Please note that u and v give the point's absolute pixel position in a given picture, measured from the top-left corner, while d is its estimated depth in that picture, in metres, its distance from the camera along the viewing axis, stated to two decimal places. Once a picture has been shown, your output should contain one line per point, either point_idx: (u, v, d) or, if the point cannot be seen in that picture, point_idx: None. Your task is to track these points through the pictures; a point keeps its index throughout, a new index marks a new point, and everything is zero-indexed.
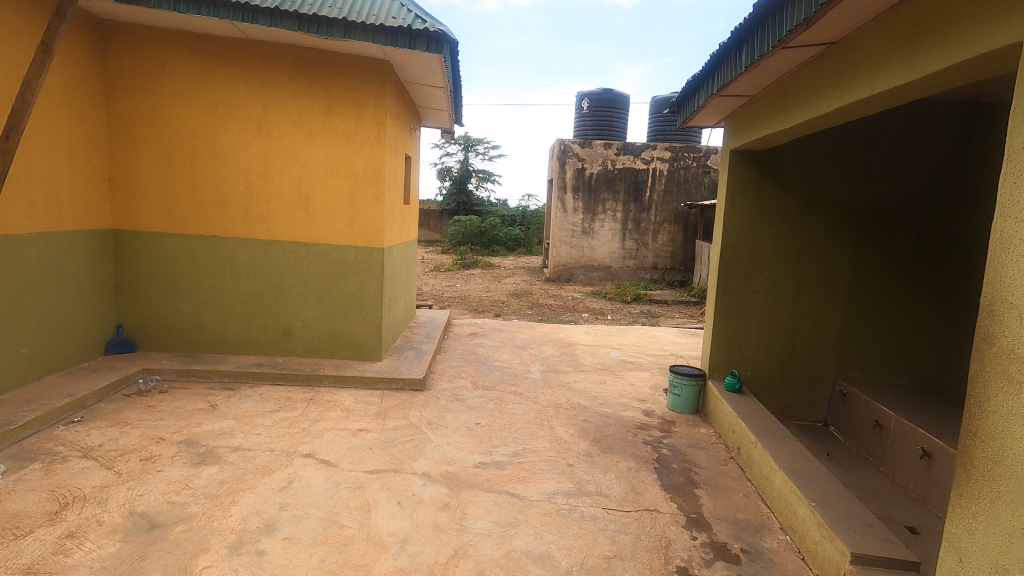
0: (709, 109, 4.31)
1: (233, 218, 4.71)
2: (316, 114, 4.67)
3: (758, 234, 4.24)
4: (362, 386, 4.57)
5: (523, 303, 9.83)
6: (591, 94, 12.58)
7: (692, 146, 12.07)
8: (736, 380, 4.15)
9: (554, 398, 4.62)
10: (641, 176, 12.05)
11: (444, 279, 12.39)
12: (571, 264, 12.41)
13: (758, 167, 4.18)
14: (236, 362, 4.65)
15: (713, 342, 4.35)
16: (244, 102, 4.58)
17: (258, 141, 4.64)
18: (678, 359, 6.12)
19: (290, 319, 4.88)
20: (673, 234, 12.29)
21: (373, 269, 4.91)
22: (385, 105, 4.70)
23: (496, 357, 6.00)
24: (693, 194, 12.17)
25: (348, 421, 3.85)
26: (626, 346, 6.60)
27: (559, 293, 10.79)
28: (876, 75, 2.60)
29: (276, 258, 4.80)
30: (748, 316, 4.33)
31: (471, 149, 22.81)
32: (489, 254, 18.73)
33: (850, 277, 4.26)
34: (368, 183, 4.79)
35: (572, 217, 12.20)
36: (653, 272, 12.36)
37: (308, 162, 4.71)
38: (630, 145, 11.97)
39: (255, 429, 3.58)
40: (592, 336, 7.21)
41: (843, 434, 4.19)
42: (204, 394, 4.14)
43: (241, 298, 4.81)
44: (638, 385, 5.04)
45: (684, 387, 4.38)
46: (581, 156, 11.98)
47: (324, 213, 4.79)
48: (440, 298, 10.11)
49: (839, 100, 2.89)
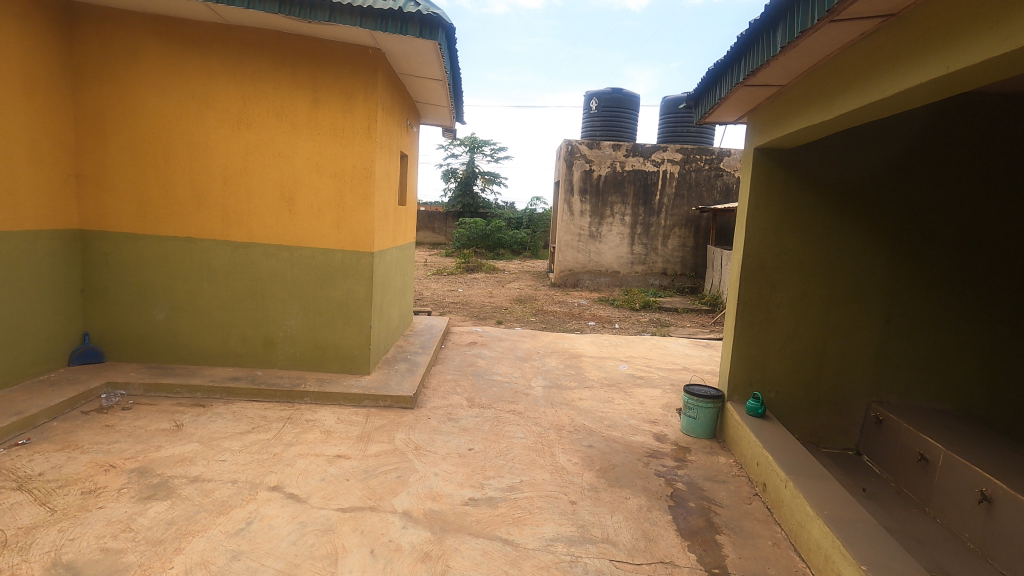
0: (732, 103, 3.90)
1: (209, 218, 4.34)
2: (300, 105, 4.29)
3: (784, 241, 3.83)
4: (347, 403, 4.18)
5: (527, 310, 9.43)
6: (600, 93, 12.17)
7: (705, 148, 11.63)
8: (759, 403, 3.72)
9: (556, 419, 4.21)
10: (650, 178, 11.64)
11: (447, 283, 12.01)
12: (577, 269, 12.00)
13: (784, 166, 3.78)
14: (211, 375, 4.27)
15: (732, 360, 3.93)
16: (223, 92, 4.22)
17: (238, 134, 4.27)
18: (691, 374, 5.69)
19: (271, 329, 4.50)
20: (683, 239, 11.85)
21: (362, 275, 4.53)
22: (376, 96, 4.32)
23: (496, 369, 5.59)
24: (705, 198, 11.75)
25: (326, 445, 3.46)
26: (635, 359, 6.18)
27: (564, 299, 10.38)
28: (947, 49, 2.14)
29: (257, 263, 4.43)
30: (771, 331, 3.92)
31: (477, 151, 22.45)
32: (494, 257, 18.34)
33: (886, 290, 3.84)
34: (357, 181, 4.41)
35: (579, 221, 11.79)
36: (663, 278, 11.93)
37: (292, 158, 4.34)
38: (640, 147, 11.55)
39: (221, 455, 3.21)
40: (599, 347, 6.79)
41: (878, 464, 3.75)
42: (171, 411, 3.77)
43: (218, 305, 4.44)
44: (648, 405, 4.63)
45: (699, 410, 3.97)
46: (589, 157, 11.58)
47: (309, 213, 4.42)
48: (441, 304, 9.72)
49: (897, 82, 2.43)
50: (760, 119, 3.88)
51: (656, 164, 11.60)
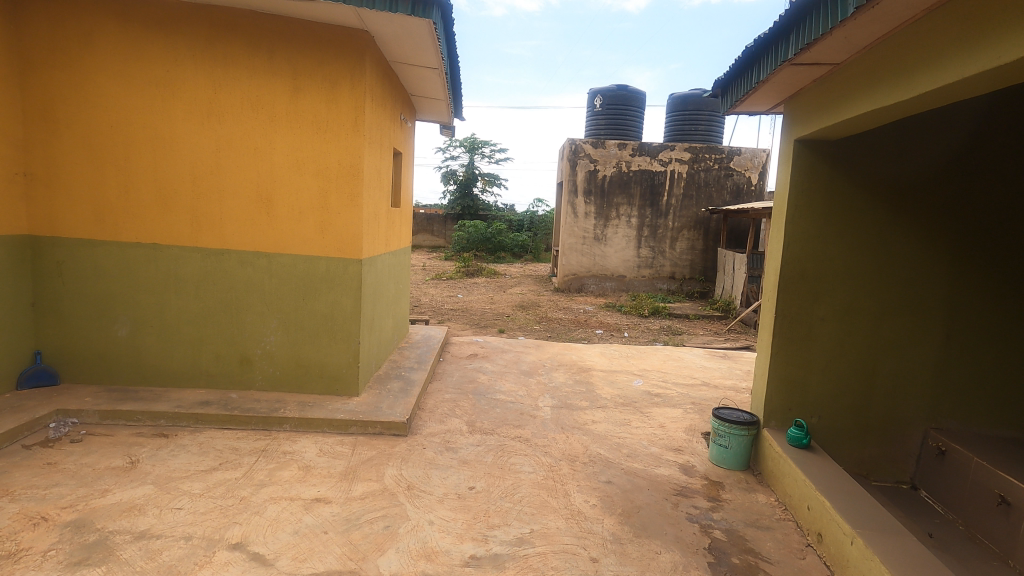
0: (769, 89, 3.43)
1: (177, 222, 3.86)
2: (278, 95, 3.82)
3: (828, 245, 3.35)
4: (331, 431, 3.70)
5: (530, 317, 8.95)
6: (604, 90, 11.70)
7: (714, 147, 11.16)
8: (804, 432, 3.24)
9: (568, 447, 3.73)
10: (658, 178, 11.17)
11: (446, 289, 11.51)
12: (582, 273, 11.53)
13: (829, 161, 3.31)
14: (179, 399, 3.78)
15: (769, 382, 3.46)
16: (191, 80, 3.74)
17: (208, 128, 3.80)
18: (713, 390, 5.20)
19: (249, 346, 4.03)
20: (692, 241, 11.37)
21: (350, 285, 4.05)
22: (364, 84, 3.85)
23: (499, 386, 5.11)
24: (714, 199, 11.28)
25: (303, 486, 2.98)
26: (650, 373, 5.69)
27: (569, 305, 9.90)
28: None
29: (231, 272, 3.95)
30: (813, 349, 3.44)
31: (476, 152, 21.99)
32: (494, 261, 17.86)
33: (946, 302, 3.36)
34: (343, 180, 3.94)
35: (584, 223, 11.33)
36: (671, 282, 11.46)
37: (269, 154, 3.86)
38: (647, 146, 11.09)
39: (177, 502, 2.72)
40: (609, 359, 6.30)
41: (940, 501, 3.28)
42: (127, 444, 3.29)
43: (187, 320, 3.96)
44: (670, 429, 4.14)
45: (732, 438, 3.49)
46: (594, 157, 11.13)
47: (290, 216, 3.94)
48: (439, 311, 9.24)
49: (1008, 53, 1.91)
50: (799, 107, 3.42)
51: (663, 163, 11.13)
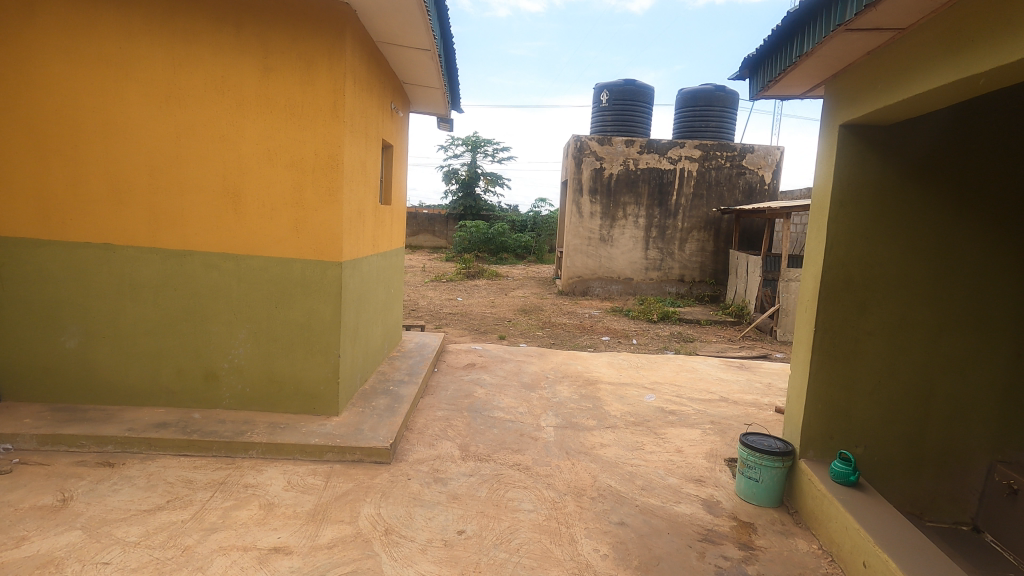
0: (809, 67, 2.96)
1: (132, 220, 3.42)
2: (246, 75, 3.36)
3: (877, 248, 2.89)
4: (304, 458, 3.24)
5: (533, 322, 8.48)
6: (610, 85, 11.24)
7: (726, 144, 10.67)
8: (852, 467, 2.76)
9: (574, 478, 3.26)
10: (667, 177, 10.70)
11: (445, 291, 11.08)
12: (586, 275, 11.08)
13: (878, 151, 2.86)
14: (132, 421, 3.34)
15: (807, 407, 2.99)
16: (148, 59, 3.30)
17: (167, 113, 3.35)
18: (732, 407, 4.72)
19: (214, 359, 3.58)
20: (702, 243, 10.88)
21: (328, 291, 3.60)
22: (344, 65, 3.40)
23: (497, 402, 4.64)
24: (726, 198, 10.80)
25: (261, 531, 2.52)
26: (662, 387, 5.21)
27: (574, 310, 9.44)
28: None
29: (194, 277, 3.50)
30: (859, 368, 2.97)
31: (479, 151, 21.54)
32: (496, 262, 17.44)
33: (1014, 315, 2.90)
34: (321, 173, 3.49)
35: (589, 223, 10.88)
36: (680, 285, 10.98)
37: (236, 143, 3.41)
38: (656, 143, 10.62)
39: (105, 554, 2.27)
40: (618, 370, 5.82)
41: (1010, 549, 2.86)
42: (64, 475, 2.85)
43: (145, 331, 3.52)
44: (688, 455, 3.67)
45: (763, 470, 3.02)
46: (600, 154, 10.66)
47: (260, 213, 3.49)
48: (437, 316, 8.79)
49: None
50: (844, 87, 2.95)
51: (672, 161, 10.66)
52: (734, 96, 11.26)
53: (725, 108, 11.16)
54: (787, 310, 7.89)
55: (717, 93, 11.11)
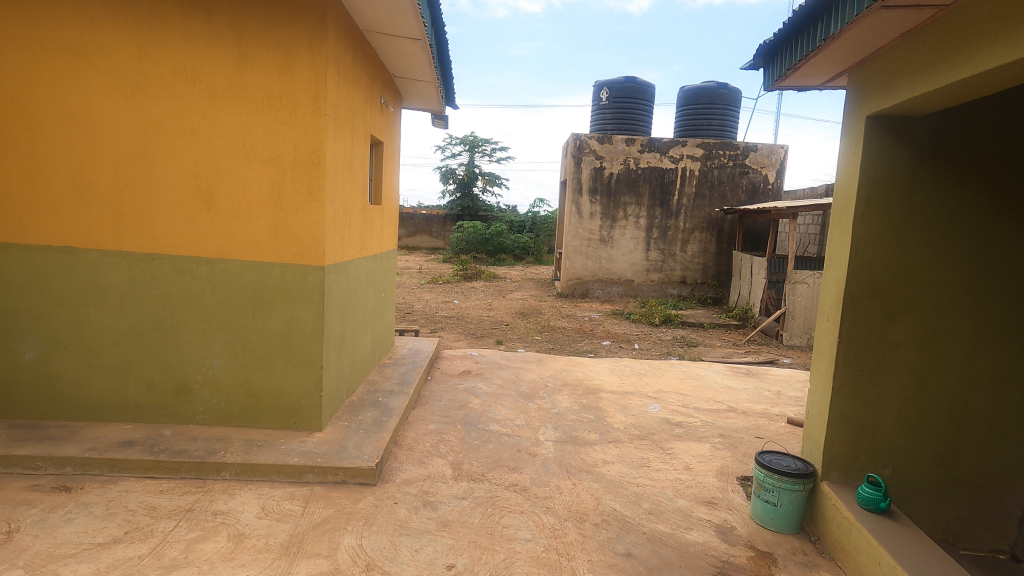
0: (833, 53, 2.72)
1: (96, 221, 3.15)
2: (220, 64, 3.11)
3: (906, 251, 2.64)
4: (281, 480, 2.98)
5: (531, 326, 8.22)
6: (610, 82, 10.99)
7: (728, 143, 10.43)
8: (882, 493, 2.50)
9: (575, 501, 3.00)
10: (668, 176, 10.45)
11: (441, 293, 10.83)
12: (586, 277, 10.84)
13: (908, 145, 2.61)
14: (95, 438, 3.07)
15: (830, 425, 2.74)
16: (113, 46, 3.04)
17: (134, 104, 3.09)
18: (742, 418, 4.46)
19: (187, 371, 3.32)
20: (704, 243, 10.63)
21: (310, 298, 3.34)
22: (326, 52, 3.14)
23: (493, 413, 4.38)
24: (729, 198, 10.55)
25: (228, 568, 2.27)
26: (666, 396, 4.96)
27: (573, 313, 9.18)
28: None
29: (164, 282, 3.24)
30: (887, 383, 2.71)
31: (476, 150, 21.27)
32: (494, 263, 17.19)
33: None
34: (301, 169, 3.23)
35: (589, 224, 10.64)
36: (682, 287, 10.73)
37: (209, 138, 3.15)
38: (657, 141, 10.38)
39: None
40: (620, 378, 5.56)
41: None
42: (14, 503, 2.59)
43: (111, 340, 3.25)
44: (698, 473, 3.41)
45: (781, 493, 2.77)
46: (599, 153, 10.43)
47: (235, 213, 3.23)
48: (432, 319, 8.53)
49: None
50: (869, 74, 2.70)
51: (674, 160, 10.41)
52: (737, 94, 11.01)
53: (728, 106, 10.91)
54: (793, 313, 7.65)
55: (719, 90, 10.86)
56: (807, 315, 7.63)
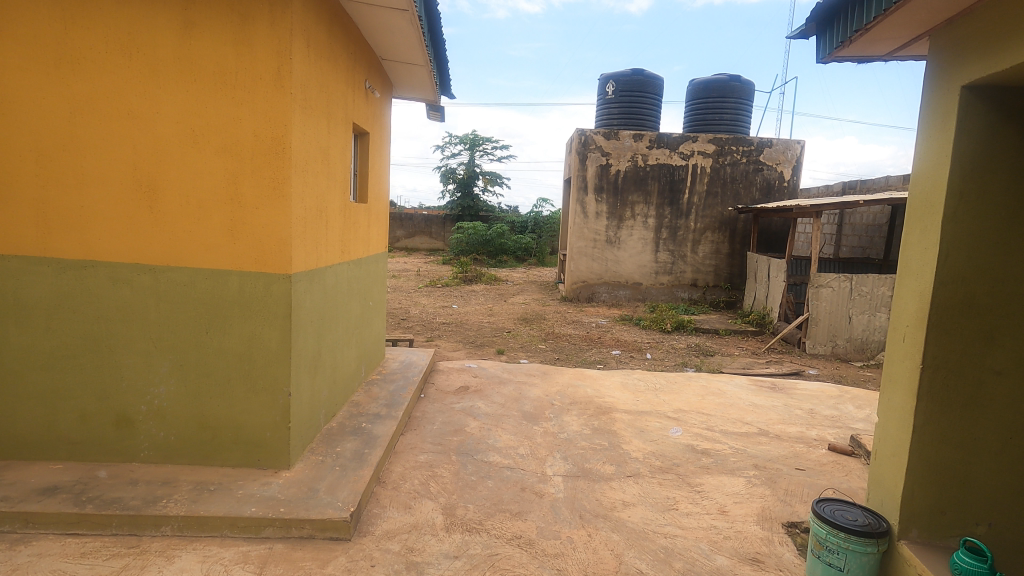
0: (913, 11, 2.19)
1: (17, 222, 2.64)
2: (162, 32, 2.58)
3: (1009, 257, 2.10)
4: (235, 536, 2.45)
5: (534, 334, 7.68)
6: (616, 75, 10.46)
7: (741, 138, 9.89)
8: (987, 564, 1.94)
9: (592, 560, 2.47)
10: (678, 173, 9.92)
11: (439, 297, 10.31)
12: (591, 280, 10.32)
13: (1013, 125, 2.07)
14: (13, 485, 2.55)
15: (910, 471, 2.22)
16: (32, 10, 2.53)
17: (59, 81, 2.57)
18: (776, 444, 3.91)
19: (129, 400, 2.79)
20: (717, 244, 10.08)
21: (274, 312, 2.81)
22: (289, 18, 2.62)
23: (493, 439, 3.84)
24: (742, 196, 10.01)
25: None
26: (687, 417, 4.41)
27: (579, 318, 8.64)
28: None
29: (98, 295, 2.71)
30: (980, 420, 2.19)
31: (477, 149, 20.75)
32: (495, 265, 16.68)
33: None
34: (261, 159, 2.69)
35: (595, 224, 10.12)
36: (693, 290, 10.19)
37: (150, 121, 2.62)
38: (666, 137, 9.84)
39: None
40: (634, 394, 5.02)
41: None
42: None
43: (38, 364, 2.73)
44: (736, 519, 2.88)
45: (845, 554, 2.23)
46: (605, 149, 9.91)
47: (183, 212, 2.69)
48: (429, 326, 8.01)
49: None
50: (956, 34, 2.18)
51: (684, 156, 9.88)
52: (750, 87, 10.47)
53: (740, 100, 10.36)
54: (816, 320, 7.10)
55: (731, 83, 10.31)
56: (832, 321, 7.09)
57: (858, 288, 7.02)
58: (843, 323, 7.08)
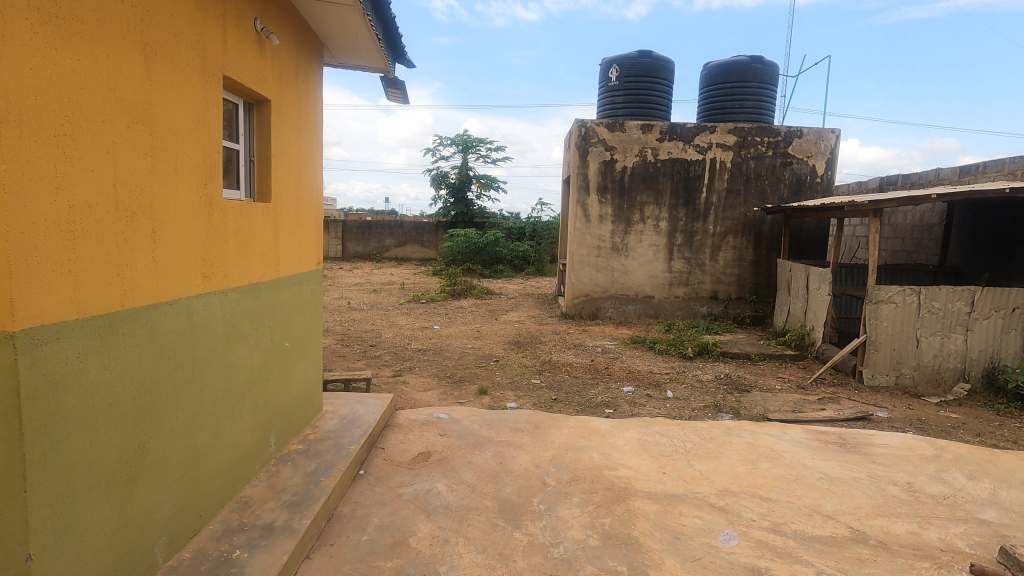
0: None
1: None
2: None
3: None
4: None
5: (527, 364, 6.30)
6: (621, 58, 9.14)
7: (766, 127, 8.55)
8: None
9: None
10: (694, 169, 8.58)
11: (420, 316, 8.95)
12: (595, 294, 8.95)
13: None
14: None
15: None
16: None
17: None
18: (887, 564, 2.52)
19: None
20: (740, 250, 8.72)
21: None
22: None
23: (446, 565, 2.47)
24: (768, 194, 8.65)
25: None
26: (739, 507, 3.02)
27: (582, 341, 7.25)
28: None
29: None
30: None
31: (471, 151, 19.43)
32: (489, 276, 15.37)
33: None
34: None
35: (599, 229, 8.77)
36: (713, 304, 8.82)
37: None
38: (679, 127, 8.52)
39: None
40: (657, 463, 3.62)
41: None
42: None
43: None
44: None
45: None
46: (610, 143, 8.58)
47: None
48: (401, 355, 6.63)
49: None
50: None
51: (700, 149, 8.54)
52: (774, 69, 9.11)
53: (763, 84, 9.01)
54: (875, 343, 5.71)
55: (753, 64, 8.97)
56: (894, 345, 5.70)
57: (928, 303, 5.65)
58: (908, 347, 5.70)
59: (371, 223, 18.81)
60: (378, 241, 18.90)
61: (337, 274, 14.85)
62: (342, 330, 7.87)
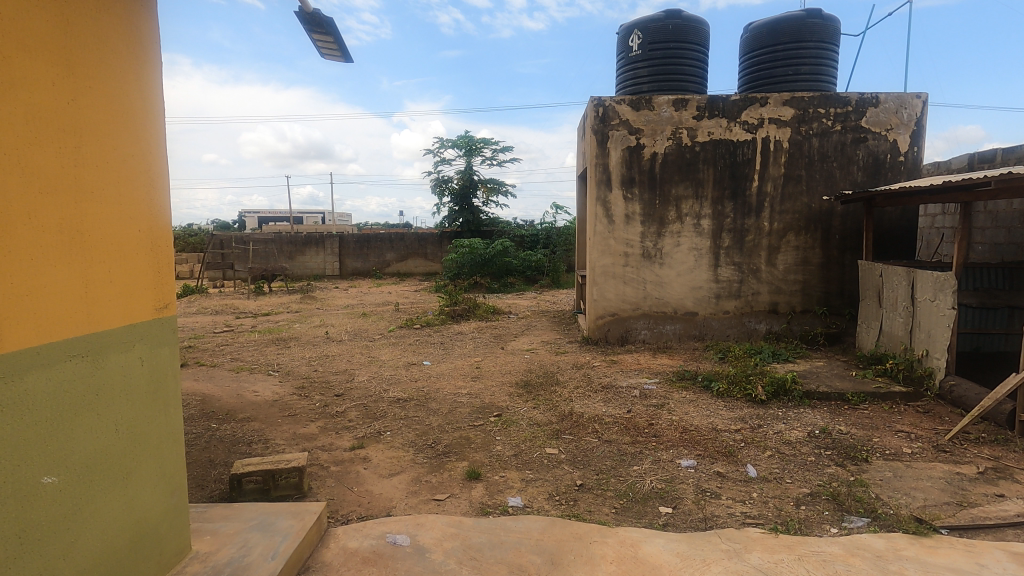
0: None
1: None
2: None
3: None
4: None
5: (539, 420, 4.59)
6: (644, 21, 7.41)
7: (831, 95, 6.76)
8: None
9: None
10: (742, 152, 6.83)
11: (409, 348, 7.29)
12: (624, 312, 7.22)
13: None
14: None
15: None
16: None
17: None
18: None
19: None
20: (804, 251, 6.93)
21: None
22: None
23: None
24: (838, 179, 6.85)
25: None
26: None
27: (612, 380, 5.51)
28: None
29: None
30: None
31: (475, 154, 17.83)
32: (498, 291, 13.68)
33: None
34: None
35: (625, 232, 7.06)
36: (772, 320, 7.04)
37: None
38: (721, 100, 6.80)
39: None
40: None
41: None
42: None
43: None
44: None
45: None
46: (634, 125, 6.89)
47: None
48: (371, 411, 4.96)
49: None
50: None
51: (750, 127, 6.80)
52: (835, 24, 7.29)
53: (822, 44, 7.21)
54: None
55: (810, 20, 7.12)
56: None
57: None
58: None
59: (370, 236, 17.31)
60: (378, 255, 17.40)
61: (328, 295, 13.28)
62: (306, 373, 6.24)
